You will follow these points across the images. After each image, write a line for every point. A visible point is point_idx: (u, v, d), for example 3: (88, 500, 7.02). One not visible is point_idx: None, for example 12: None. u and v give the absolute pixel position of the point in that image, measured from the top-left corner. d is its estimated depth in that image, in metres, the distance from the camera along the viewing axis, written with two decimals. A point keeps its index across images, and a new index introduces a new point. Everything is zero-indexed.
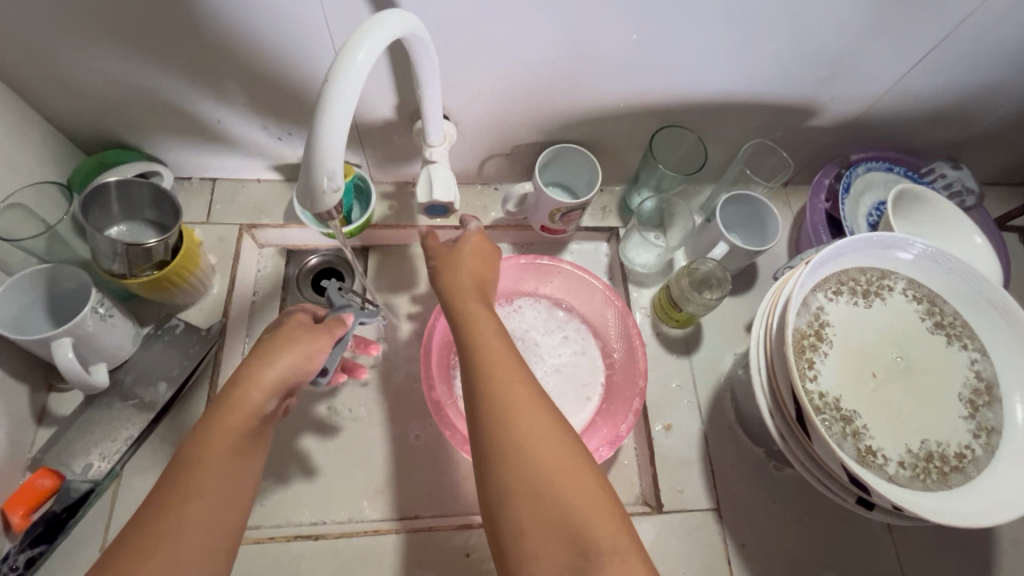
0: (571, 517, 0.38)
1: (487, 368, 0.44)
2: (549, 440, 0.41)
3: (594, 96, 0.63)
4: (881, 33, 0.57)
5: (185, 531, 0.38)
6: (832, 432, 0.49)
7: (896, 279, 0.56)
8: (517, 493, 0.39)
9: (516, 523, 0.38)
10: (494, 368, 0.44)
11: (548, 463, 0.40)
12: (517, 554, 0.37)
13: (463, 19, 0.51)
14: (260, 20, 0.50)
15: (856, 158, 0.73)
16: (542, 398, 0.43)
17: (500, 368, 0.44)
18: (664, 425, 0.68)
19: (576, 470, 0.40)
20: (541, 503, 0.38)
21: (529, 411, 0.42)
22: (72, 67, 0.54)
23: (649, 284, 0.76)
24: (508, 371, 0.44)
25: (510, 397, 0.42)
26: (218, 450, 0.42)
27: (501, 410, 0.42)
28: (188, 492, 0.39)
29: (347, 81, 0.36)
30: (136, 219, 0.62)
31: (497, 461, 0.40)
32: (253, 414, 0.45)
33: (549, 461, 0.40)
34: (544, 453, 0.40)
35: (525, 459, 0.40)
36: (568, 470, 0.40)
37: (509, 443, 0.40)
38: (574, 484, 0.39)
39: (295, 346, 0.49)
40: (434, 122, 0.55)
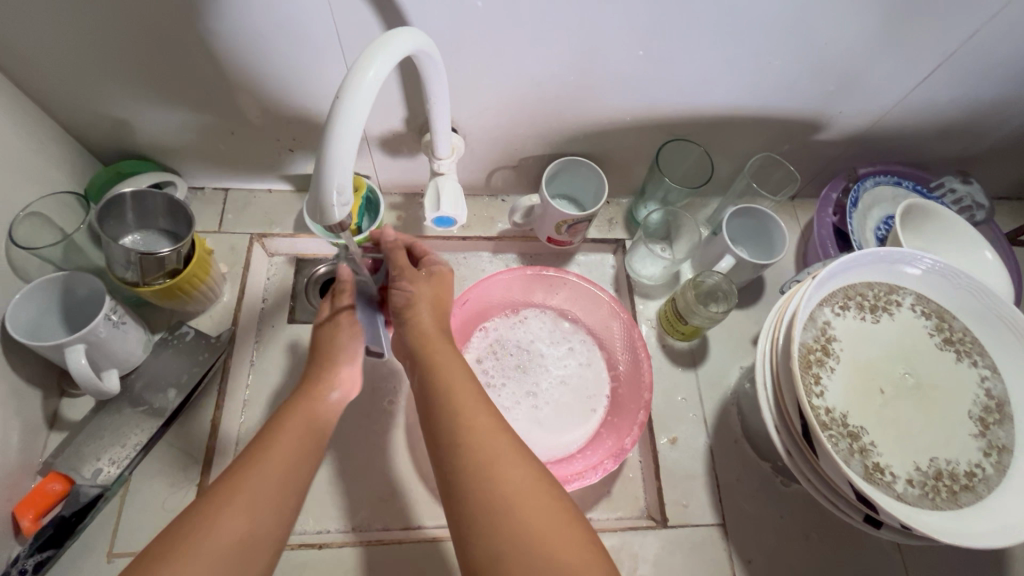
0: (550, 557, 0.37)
1: (458, 412, 0.45)
2: (519, 470, 0.42)
3: (601, 109, 0.64)
4: (888, 48, 0.57)
5: (227, 518, 0.40)
6: (838, 448, 0.49)
7: (904, 294, 0.56)
8: (496, 522, 0.39)
9: (494, 556, 0.38)
10: (465, 412, 0.46)
11: (523, 494, 0.41)
12: None
13: (473, 35, 0.52)
14: (272, 35, 0.51)
15: (863, 173, 0.73)
16: (513, 438, 0.45)
17: (467, 403, 0.46)
18: (670, 438, 0.67)
19: (541, 492, 0.41)
20: (518, 535, 0.38)
21: (502, 450, 0.43)
22: (95, 79, 0.56)
23: (654, 297, 0.76)
24: (475, 406, 0.46)
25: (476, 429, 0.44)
26: (288, 451, 0.46)
27: (473, 440, 0.43)
28: (249, 480, 0.43)
29: (357, 96, 0.36)
30: (150, 228, 0.63)
31: (471, 496, 0.41)
32: (312, 435, 0.49)
33: (525, 492, 0.41)
34: (517, 484, 0.41)
35: (504, 491, 0.41)
36: (534, 491, 0.41)
37: (488, 484, 0.41)
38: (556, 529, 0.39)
39: (345, 352, 0.57)
40: (443, 137, 0.56)
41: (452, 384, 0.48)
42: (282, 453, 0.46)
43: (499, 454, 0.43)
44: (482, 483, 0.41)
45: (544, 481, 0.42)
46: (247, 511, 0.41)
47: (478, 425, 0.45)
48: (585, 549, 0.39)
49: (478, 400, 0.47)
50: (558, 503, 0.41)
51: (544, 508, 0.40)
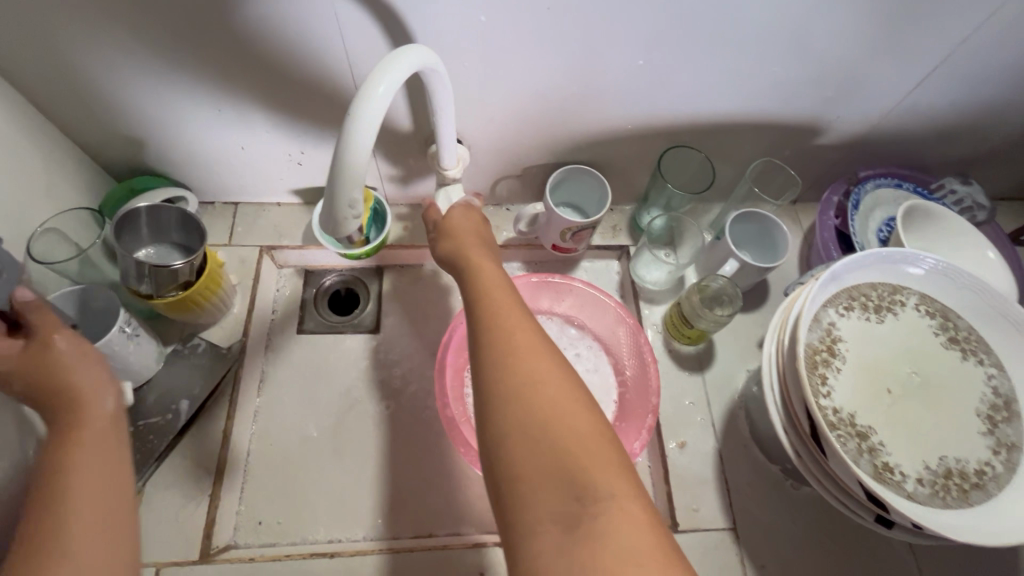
0: (562, 452, 0.37)
1: (490, 309, 0.44)
2: (544, 368, 0.41)
3: (603, 118, 0.65)
4: (885, 54, 0.58)
5: (78, 563, 0.38)
6: (847, 448, 0.49)
7: (908, 294, 0.56)
8: (511, 398, 0.39)
9: (501, 439, 0.38)
10: (498, 310, 0.44)
11: (542, 386, 0.39)
12: (502, 470, 0.37)
13: (477, 47, 0.54)
14: (283, 50, 0.53)
15: (863, 176, 0.74)
16: (546, 341, 0.43)
17: (499, 301, 0.45)
18: (678, 442, 0.67)
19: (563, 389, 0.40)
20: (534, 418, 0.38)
21: (530, 349, 0.42)
22: (111, 97, 0.57)
23: (660, 301, 0.76)
24: (507, 304, 0.45)
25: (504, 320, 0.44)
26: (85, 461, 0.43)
27: (495, 333, 0.43)
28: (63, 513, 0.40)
29: (369, 112, 0.37)
30: (163, 241, 0.64)
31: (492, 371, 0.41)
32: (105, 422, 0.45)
33: (544, 387, 0.40)
34: (539, 378, 0.40)
35: (524, 386, 0.39)
36: (557, 389, 0.40)
37: (510, 384, 0.40)
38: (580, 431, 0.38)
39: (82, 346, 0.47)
40: (448, 148, 0.57)
41: (485, 282, 0.47)
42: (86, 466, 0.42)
43: (521, 350, 0.41)
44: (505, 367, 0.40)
45: (573, 380, 0.41)
46: (95, 542, 0.40)
47: (509, 322, 0.43)
48: (608, 456, 0.38)
49: (513, 303, 0.45)
50: (591, 424, 0.39)
51: (570, 410, 0.39)
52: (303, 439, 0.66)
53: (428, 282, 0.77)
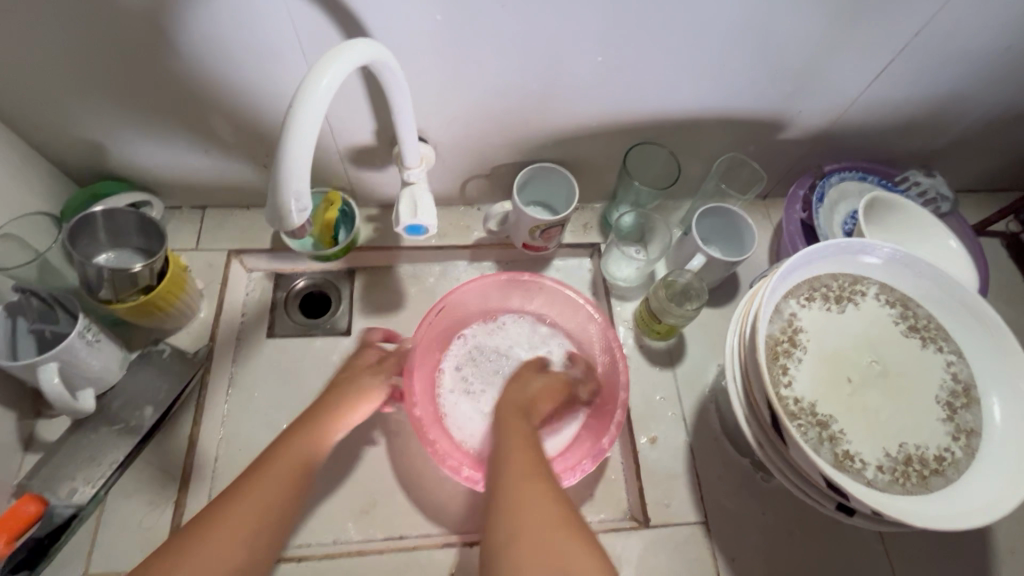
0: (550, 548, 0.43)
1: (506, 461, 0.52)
2: (534, 481, 0.49)
3: (568, 115, 0.65)
4: (840, 48, 0.59)
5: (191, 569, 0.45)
6: (808, 437, 0.49)
7: (868, 284, 0.57)
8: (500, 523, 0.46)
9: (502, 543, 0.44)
10: (512, 459, 0.52)
11: (531, 498, 0.47)
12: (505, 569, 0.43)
13: (433, 45, 0.54)
14: (238, 50, 0.52)
15: (828, 170, 0.75)
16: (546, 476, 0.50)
17: (512, 453, 0.53)
18: (649, 437, 0.67)
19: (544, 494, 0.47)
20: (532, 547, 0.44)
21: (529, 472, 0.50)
22: (65, 102, 0.57)
23: (631, 298, 0.76)
24: (522, 453, 0.53)
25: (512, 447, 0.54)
26: (248, 504, 0.50)
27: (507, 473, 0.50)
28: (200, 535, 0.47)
29: (310, 107, 0.38)
30: (124, 246, 0.63)
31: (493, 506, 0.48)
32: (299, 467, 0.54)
33: (533, 497, 0.47)
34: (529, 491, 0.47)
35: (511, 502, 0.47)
36: (537, 498, 0.47)
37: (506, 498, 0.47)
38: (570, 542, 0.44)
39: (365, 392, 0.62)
40: (411, 149, 0.57)
41: (508, 448, 0.54)
42: (242, 504, 0.50)
43: (523, 479, 0.49)
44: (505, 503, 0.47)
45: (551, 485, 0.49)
46: (214, 556, 0.46)
47: (524, 464, 0.51)
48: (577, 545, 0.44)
49: (529, 456, 0.53)
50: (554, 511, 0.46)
51: (540, 504, 0.46)
52: (271, 443, 0.66)
53: (400, 283, 0.77)
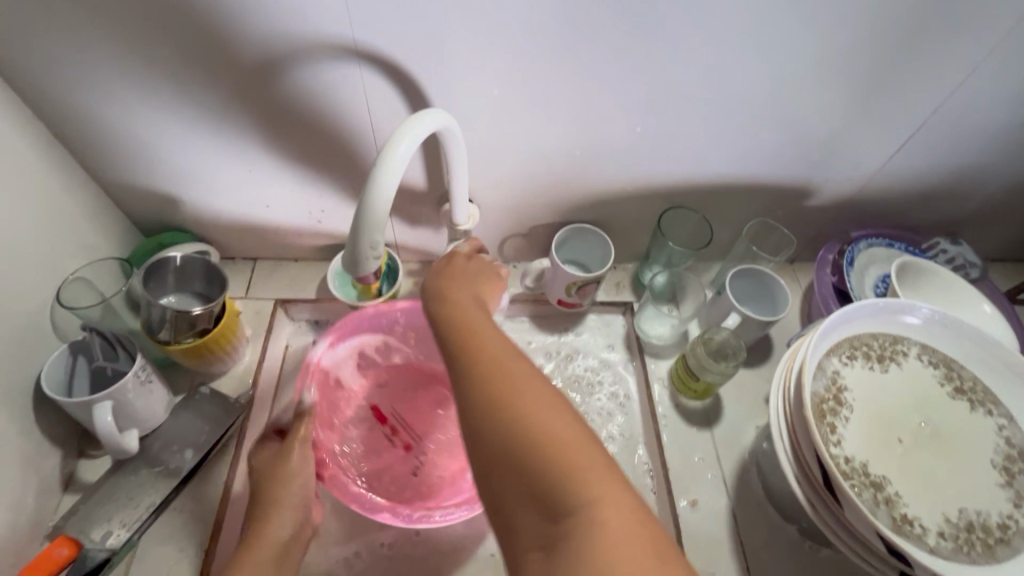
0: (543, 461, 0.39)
1: (467, 343, 0.47)
2: (527, 386, 0.43)
3: (606, 179, 0.70)
4: (862, 123, 0.64)
5: None
6: (863, 498, 0.48)
7: (909, 343, 0.57)
8: (491, 394, 0.42)
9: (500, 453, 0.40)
10: (475, 342, 0.47)
11: (517, 396, 0.42)
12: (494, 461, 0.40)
13: (489, 112, 0.59)
14: (314, 112, 0.58)
15: (855, 236, 0.77)
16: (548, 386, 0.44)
17: (479, 334, 0.47)
18: (689, 500, 0.66)
19: (540, 405, 0.42)
20: (514, 420, 0.41)
21: (509, 367, 0.44)
22: (152, 156, 0.63)
23: (665, 356, 0.77)
24: (486, 336, 0.47)
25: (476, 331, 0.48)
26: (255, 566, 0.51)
27: (477, 361, 0.45)
28: None
29: (393, 165, 0.41)
30: (184, 290, 0.66)
31: (468, 374, 0.44)
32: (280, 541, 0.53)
33: (527, 406, 0.41)
34: (526, 404, 0.42)
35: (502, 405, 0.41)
36: (534, 406, 0.42)
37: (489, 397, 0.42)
38: (570, 435, 0.40)
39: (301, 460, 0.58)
40: (461, 204, 0.61)
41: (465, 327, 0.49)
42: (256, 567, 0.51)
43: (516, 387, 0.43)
44: (492, 374, 0.44)
45: (549, 389, 0.43)
46: None
47: (493, 354, 0.45)
48: (594, 457, 0.39)
49: (502, 350, 0.46)
50: (573, 435, 0.40)
51: (552, 426, 0.40)
52: None
53: None
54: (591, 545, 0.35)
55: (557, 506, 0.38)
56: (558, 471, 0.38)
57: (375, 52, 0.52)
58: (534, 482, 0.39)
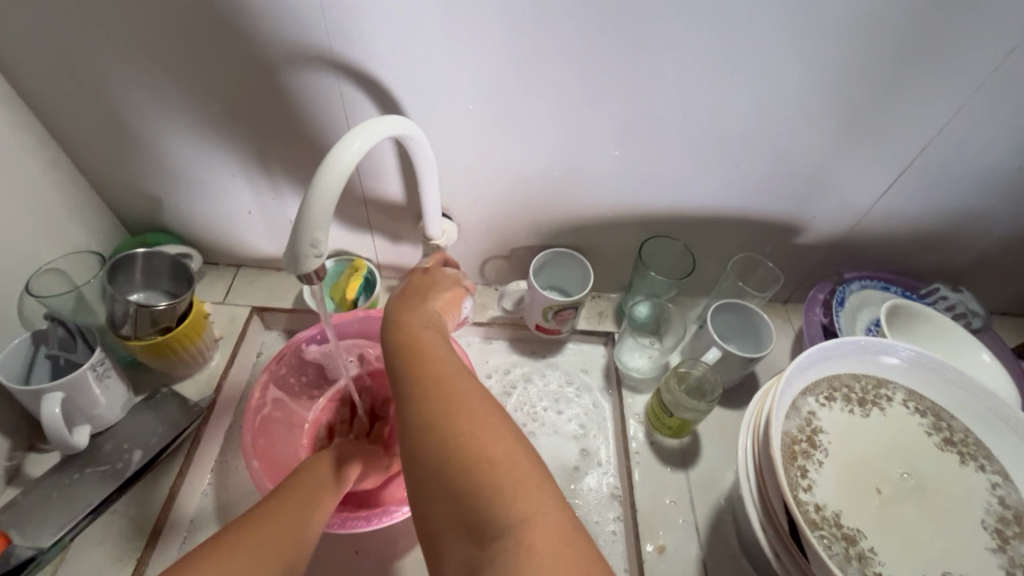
0: (471, 479, 0.36)
1: (416, 363, 0.44)
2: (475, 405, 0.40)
3: (586, 204, 0.69)
4: (847, 158, 0.62)
5: None
6: (833, 552, 0.44)
7: (894, 388, 0.53)
8: (427, 412, 0.40)
9: (431, 476, 0.38)
10: (426, 362, 0.44)
11: (456, 413, 0.39)
12: (426, 484, 0.38)
13: (465, 130, 0.60)
14: (293, 120, 0.60)
15: (849, 276, 0.74)
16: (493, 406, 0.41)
17: (429, 355, 0.45)
18: (657, 546, 0.61)
19: (484, 423, 0.39)
20: (448, 439, 0.38)
21: (454, 386, 0.42)
22: (138, 157, 0.65)
23: (643, 391, 0.74)
24: (436, 356, 0.45)
25: (424, 349, 0.46)
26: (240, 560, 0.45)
27: (420, 380, 0.43)
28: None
29: (340, 162, 0.40)
30: (155, 288, 0.67)
31: (410, 396, 0.42)
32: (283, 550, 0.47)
33: (465, 422, 0.39)
34: (467, 421, 0.39)
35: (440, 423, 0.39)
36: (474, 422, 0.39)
37: (429, 416, 0.40)
38: (502, 451, 0.37)
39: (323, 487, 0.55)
40: (433, 219, 0.62)
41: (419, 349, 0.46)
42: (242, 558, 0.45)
43: (455, 406, 0.40)
44: (431, 391, 0.41)
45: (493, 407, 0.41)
46: None
47: (441, 373, 0.43)
48: (531, 475, 0.37)
49: (453, 370, 0.44)
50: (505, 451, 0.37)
51: (487, 443, 0.38)
52: None
53: None
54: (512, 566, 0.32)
55: (478, 525, 0.35)
56: (481, 486, 0.36)
57: (351, 63, 0.54)
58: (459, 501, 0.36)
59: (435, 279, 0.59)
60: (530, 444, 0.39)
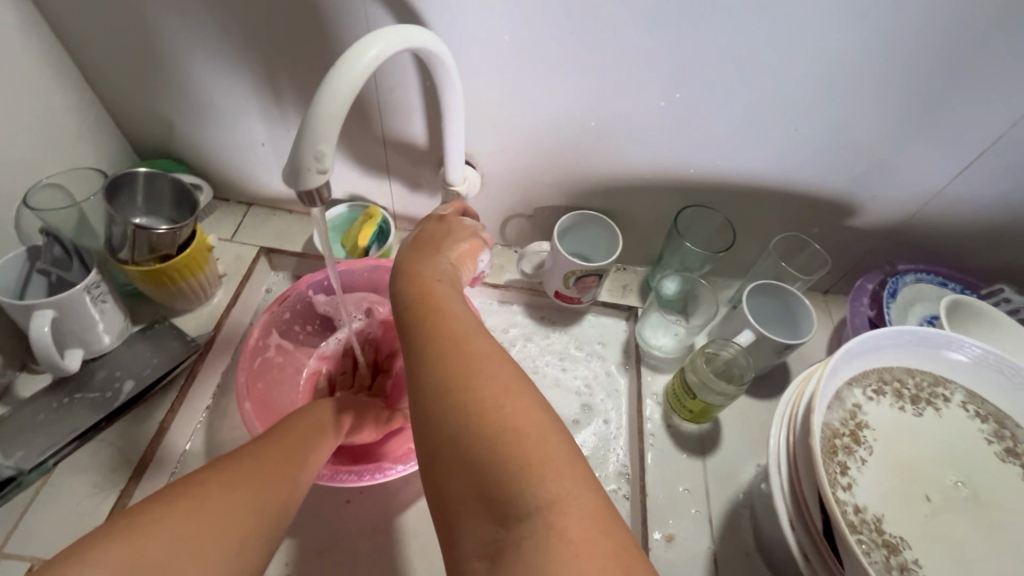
0: (495, 450, 0.31)
1: (430, 316, 0.39)
2: (497, 366, 0.35)
3: (621, 163, 0.63)
4: (922, 132, 0.55)
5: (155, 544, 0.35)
6: (872, 560, 0.39)
7: (952, 389, 0.47)
8: (444, 374, 0.35)
9: (445, 443, 0.33)
10: (441, 316, 0.39)
11: (476, 374, 0.34)
12: (439, 452, 0.33)
13: (496, 66, 0.54)
14: (311, 43, 0.55)
15: (903, 267, 0.68)
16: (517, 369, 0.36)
17: (445, 309, 0.40)
18: (665, 534, 0.57)
19: (507, 386, 0.34)
20: (467, 403, 0.33)
21: (473, 345, 0.37)
22: (146, 74, 0.60)
23: (664, 370, 0.69)
24: (453, 311, 0.40)
25: (440, 303, 0.41)
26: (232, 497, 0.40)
27: (435, 336, 0.37)
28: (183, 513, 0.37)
29: (354, 65, 0.37)
30: (158, 215, 0.64)
31: (423, 352, 0.37)
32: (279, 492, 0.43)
33: (488, 385, 0.34)
34: (490, 384, 0.34)
35: (458, 384, 0.34)
36: (497, 385, 0.34)
37: (446, 374, 0.35)
38: (528, 421, 0.33)
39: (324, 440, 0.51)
40: (455, 164, 0.58)
41: (434, 302, 0.41)
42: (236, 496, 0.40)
43: (475, 366, 0.35)
44: (449, 351, 0.36)
45: (518, 370, 0.36)
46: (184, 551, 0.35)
47: (459, 330, 0.38)
48: (561, 451, 0.32)
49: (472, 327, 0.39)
50: (532, 419, 0.33)
51: (513, 409, 0.33)
52: None
53: None
54: (542, 556, 0.28)
55: (500, 503, 0.30)
56: (507, 461, 0.31)
57: None
58: (480, 474, 0.31)
59: (454, 230, 0.54)
60: (556, 416, 0.35)
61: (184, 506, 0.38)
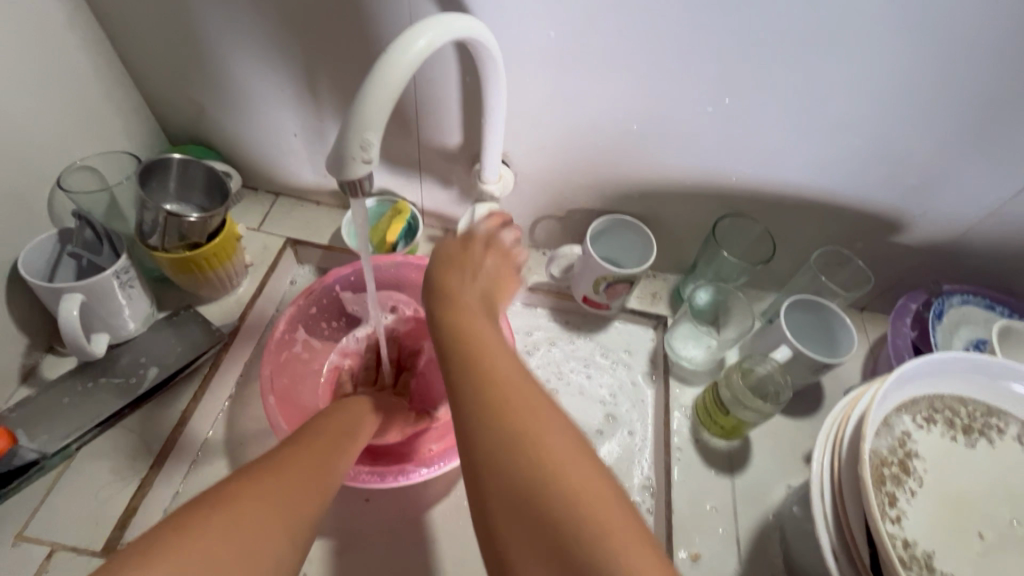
0: (558, 520, 0.30)
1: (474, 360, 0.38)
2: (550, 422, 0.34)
3: (659, 168, 0.61)
4: (983, 148, 0.52)
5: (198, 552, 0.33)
6: None
7: (1007, 420, 0.45)
8: (497, 431, 0.33)
9: (503, 507, 0.31)
10: (487, 359, 0.38)
11: (532, 433, 0.33)
12: (494, 514, 0.32)
13: (538, 62, 0.53)
14: (349, 33, 0.53)
15: (948, 287, 0.65)
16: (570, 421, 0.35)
17: (491, 347, 0.39)
18: (691, 553, 0.55)
19: (564, 446, 0.33)
20: (525, 467, 0.32)
21: (524, 393, 0.35)
22: (181, 58, 0.60)
23: (693, 382, 0.67)
24: (498, 349, 0.39)
25: (484, 341, 0.39)
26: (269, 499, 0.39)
27: (482, 381, 0.36)
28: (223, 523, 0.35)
29: (402, 55, 0.36)
30: (188, 202, 0.63)
31: (471, 402, 0.35)
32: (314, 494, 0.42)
33: (544, 447, 0.33)
34: (546, 444, 0.33)
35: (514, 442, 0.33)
36: (554, 445, 0.33)
37: (500, 433, 0.33)
38: (591, 486, 0.31)
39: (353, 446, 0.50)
40: (491, 161, 0.56)
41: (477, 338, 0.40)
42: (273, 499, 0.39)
43: (530, 423, 0.34)
44: (502, 398, 0.35)
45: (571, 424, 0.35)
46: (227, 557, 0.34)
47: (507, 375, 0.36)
48: (624, 520, 0.31)
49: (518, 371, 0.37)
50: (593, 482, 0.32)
51: (574, 473, 0.32)
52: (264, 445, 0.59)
53: None
54: None
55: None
56: (574, 535, 0.30)
57: None
58: (544, 541, 0.30)
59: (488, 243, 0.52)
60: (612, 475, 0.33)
61: (220, 517, 0.36)
